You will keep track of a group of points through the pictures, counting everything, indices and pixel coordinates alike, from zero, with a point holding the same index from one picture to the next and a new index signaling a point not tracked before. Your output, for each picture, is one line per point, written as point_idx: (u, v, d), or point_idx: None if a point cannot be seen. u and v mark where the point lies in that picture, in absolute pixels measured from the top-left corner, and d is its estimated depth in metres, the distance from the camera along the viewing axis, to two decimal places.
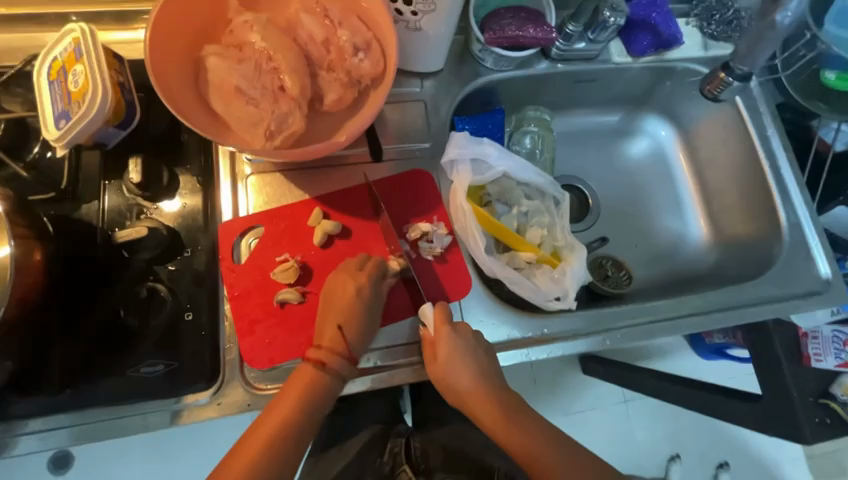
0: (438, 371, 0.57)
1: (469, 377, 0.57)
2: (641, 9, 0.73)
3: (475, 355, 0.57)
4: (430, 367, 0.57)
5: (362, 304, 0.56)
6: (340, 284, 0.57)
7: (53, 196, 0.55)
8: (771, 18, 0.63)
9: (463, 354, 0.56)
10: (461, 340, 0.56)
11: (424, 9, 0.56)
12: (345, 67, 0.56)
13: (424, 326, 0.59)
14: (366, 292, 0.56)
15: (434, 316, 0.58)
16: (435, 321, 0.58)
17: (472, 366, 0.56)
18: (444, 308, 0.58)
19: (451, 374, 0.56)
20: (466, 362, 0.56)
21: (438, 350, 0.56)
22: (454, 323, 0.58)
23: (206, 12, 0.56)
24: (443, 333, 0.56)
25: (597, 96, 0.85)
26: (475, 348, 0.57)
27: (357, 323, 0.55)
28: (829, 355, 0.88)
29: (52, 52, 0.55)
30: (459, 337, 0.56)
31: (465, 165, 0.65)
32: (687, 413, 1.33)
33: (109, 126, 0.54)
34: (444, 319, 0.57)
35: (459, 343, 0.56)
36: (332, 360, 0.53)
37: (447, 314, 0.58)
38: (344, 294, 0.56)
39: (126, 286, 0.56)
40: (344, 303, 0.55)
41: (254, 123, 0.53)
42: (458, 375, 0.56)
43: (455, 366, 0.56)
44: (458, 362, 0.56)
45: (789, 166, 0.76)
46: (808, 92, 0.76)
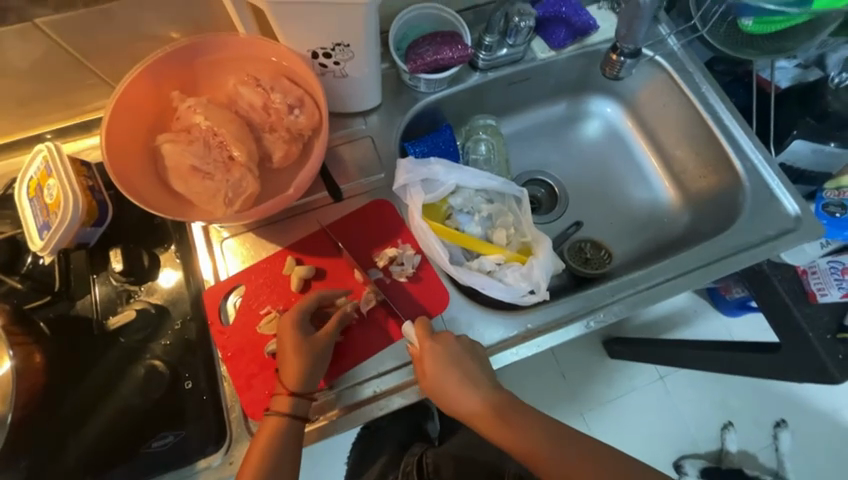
0: (430, 383, 0.58)
1: (460, 383, 0.58)
2: (549, 6, 0.78)
3: (461, 360, 0.58)
4: (423, 382, 0.59)
5: (308, 346, 0.58)
6: (288, 327, 0.59)
7: (48, 299, 0.60)
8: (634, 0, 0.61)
9: (448, 361, 0.57)
10: (445, 349, 0.58)
11: (344, 58, 0.61)
12: (285, 125, 0.61)
13: (412, 344, 0.61)
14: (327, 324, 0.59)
15: (416, 332, 0.61)
16: (418, 336, 0.60)
17: (460, 372, 0.58)
18: (425, 322, 0.61)
19: (441, 383, 0.58)
20: (454, 369, 0.57)
21: (425, 363, 0.58)
22: (435, 334, 0.60)
23: (154, 105, 0.62)
24: (426, 345, 0.59)
25: (537, 92, 0.88)
26: (460, 353, 0.59)
27: (308, 360, 0.57)
28: (832, 286, 0.81)
29: (27, 173, 0.61)
30: (442, 346, 0.58)
31: (417, 188, 0.69)
32: (728, 377, 1.30)
33: (86, 226, 0.60)
34: (426, 334, 0.60)
35: (443, 353, 0.58)
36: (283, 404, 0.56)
37: (428, 328, 0.60)
38: (293, 339, 0.58)
39: (126, 367, 0.60)
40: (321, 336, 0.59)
41: (213, 195, 0.58)
42: (448, 383, 0.58)
43: (443, 375, 0.57)
44: (445, 371, 0.57)
45: (731, 116, 0.79)
46: (732, 42, 0.80)
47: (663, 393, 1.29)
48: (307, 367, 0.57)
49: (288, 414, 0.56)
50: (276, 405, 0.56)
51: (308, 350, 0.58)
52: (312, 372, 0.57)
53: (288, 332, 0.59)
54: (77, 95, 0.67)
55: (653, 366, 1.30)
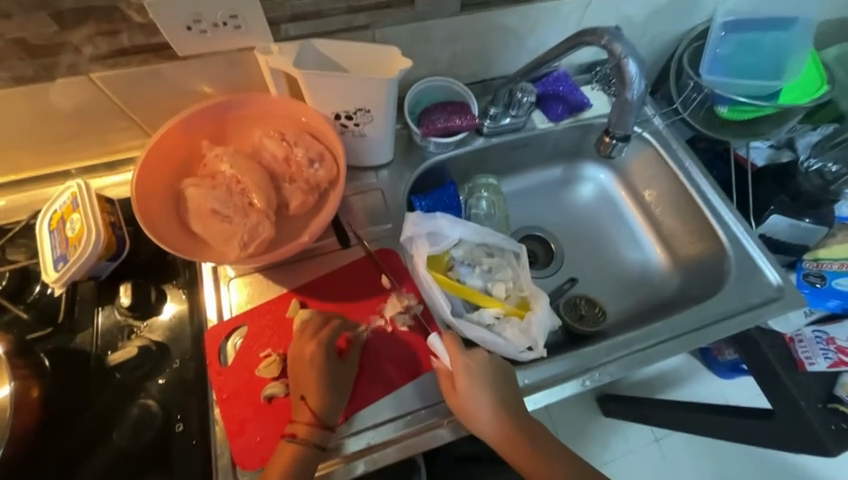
0: (460, 401, 0.59)
1: (491, 404, 0.59)
2: (548, 85, 0.87)
3: (493, 379, 0.61)
4: (451, 396, 0.60)
5: (325, 374, 0.59)
6: (303, 356, 0.60)
7: (50, 331, 0.61)
8: (624, 95, 0.65)
9: (482, 378, 0.60)
10: (478, 363, 0.61)
11: (364, 121, 0.68)
12: (304, 177, 0.66)
13: (438, 358, 0.63)
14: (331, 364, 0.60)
15: (447, 349, 0.63)
16: (449, 352, 0.62)
17: (493, 390, 0.60)
18: (454, 339, 0.63)
19: (472, 402, 0.59)
20: (487, 387, 0.60)
21: (457, 379, 0.60)
22: (467, 351, 0.63)
23: (184, 150, 0.67)
24: (459, 361, 0.61)
25: (536, 156, 0.96)
26: (492, 372, 0.61)
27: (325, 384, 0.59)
28: (818, 356, 0.84)
29: (53, 206, 0.64)
30: (476, 362, 0.61)
31: (422, 240, 0.72)
32: (725, 444, 1.27)
33: (103, 260, 0.62)
34: (458, 350, 0.62)
35: (476, 367, 0.61)
36: (304, 429, 0.57)
37: (458, 344, 0.63)
38: (310, 368, 0.59)
39: (118, 405, 0.59)
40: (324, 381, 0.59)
41: (229, 238, 0.61)
42: (479, 402, 0.59)
43: (477, 393, 0.59)
44: (480, 388, 0.59)
45: (713, 190, 0.85)
46: (710, 123, 0.89)
47: (660, 457, 1.25)
48: (326, 396, 0.58)
49: (305, 440, 0.56)
50: (300, 432, 0.56)
51: (325, 378, 0.59)
52: (330, 398, 0.59)
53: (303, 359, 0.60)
54: (111, 137, 0.72)
55: (649, 427, 1.27)
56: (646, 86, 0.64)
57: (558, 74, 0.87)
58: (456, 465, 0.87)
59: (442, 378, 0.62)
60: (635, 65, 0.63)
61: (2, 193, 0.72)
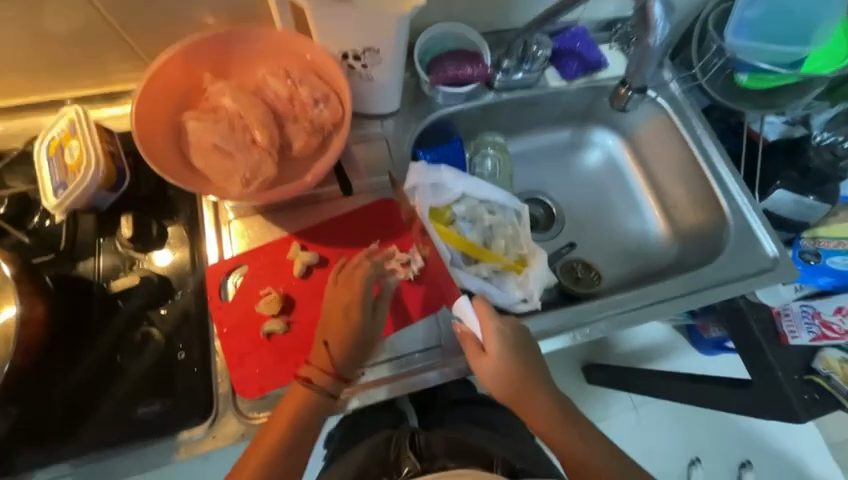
0: (487, 364, 0.60)
1: (516, 369, 0.60)
2: (566, 40, 0.84)
3: (522, 346, 0.62)
4: (475, 356, 0.61)
5: (354, 330, 0.58)
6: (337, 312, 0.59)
7: (53, 257, 0.61)
8: (646, 41, 0.65)
9: (509, 343, 0.61)
10: (508, 329, 0.62)
11: (372, 62, 0.65)
12: (308, 117, 0.64)
13: (462, 321, 0.64)
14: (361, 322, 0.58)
15: (477, 313, 0.63)
16: (479, 316, 0.62)
17: (518, 354, 0.61)
18: (486, 302, 0.63)
19: (499, 366, 0.60)
20: (514, 353, 0.61)
21: (487, 342, 0.61)
22: (499, 316, 0.63)
23: (184, 82, 0.65)
24: (491, 324, 0.61)
25: (545, 117, 0.93)
26: (520, 339, 0.62)
27: (348, 342, 0.58)
28: (802, 329, 0.87)
29: (50, 133, 0.63)
30: (507, 327, 0.62)
31: (426, 190, 0.72)
32: (701, 414, 1.33)
33: (102, 190, 0.61)
34: (490, 315, 0.62)
35: (506, 332, 0.61)
36: (318, 376, 0.57)
37: (489, 309, 0.63)
38: (343, 315, 0.58)
39: (121, 331, 0.60)
40: (342, 335, 0.58)
41: (232, 174, 0.60)
42: (506, 367, 0.60)
43: (504, 358, 0.60)
44: (509, 353, 0.60)
45: (721, 160, 0.84)
46: (727, 92, 0.87)
47: (635, 421, 1.32)
48: (348, 347, 0.58)
49: (317, 386, 0.57)
50: (313, 378, 0.57)
51: (352, 331, 0.58)
52: (350, 351, 0.58)
53: (339, 309, 0.59)
54: (106, 66, 0.69)
55: (628, 394, 1.33)
56: (670, 33, 0.64)
57: (575, 30, 0.84)
58: (447, 404, 0.90)
59: (466, 339, 0.63)
60: (662, 7, 0.61)
61: None
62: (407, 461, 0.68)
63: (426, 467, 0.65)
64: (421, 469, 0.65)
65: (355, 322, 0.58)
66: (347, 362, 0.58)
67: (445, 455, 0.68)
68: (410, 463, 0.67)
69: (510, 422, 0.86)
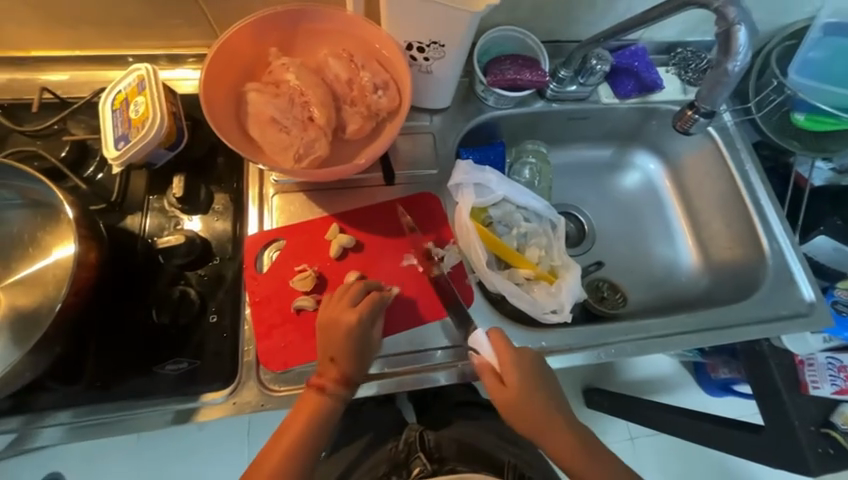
0: (509, 397, 0.59)
1: (538, 401, 0.60)
2: (624, 58, 0.84)
3: (538, 376, 0.61)
4: (496, 389, 0.60)
5: (355, 339, 0.58)
6: (338, 319, 0.59)
7: (104, 207, 0.63)
8: (723, 67, 0.63)
9: (526, 372, 0.60)
10: (524, 359, 0.61)
11: (435, 56, 0.65)
12: (366, 102, 0.64)
13: (478, 352, 0.63)
14: (361, 330, 0.59)
15: (491, 342, 0.62)
16: (495, 347, 0.62)
17: (533, 384, 0.60)
18: (501, 334, 0.63)
19: (522, 398, 0.59)
20: (535, 383, 0.60)
21: (506, 375, 0.60)
22: (514, 347, 0.62)
23: (250, 53, 0.66)
24: (509, 354, 0.61)
25: (590, 132, 0.93)
26: (536, 371, 0.61)
27: (352, 352, 0.58)
28: (825, 381, 0.85)
29: (117, 87, 0.65)
30: (522, 357, 0.61)
31: (469, 189, 0.73)
32: (697, 451, 1.31)
33: (161, 148, 0.63)
34: (506, 345, 0.62)
35: (522, 362, 0.61)
36: (332, 384, 0.57)
37: (506, 340, 0.62)
38: (340, 332, 0.58)
39: (160, 287, 0.61)
40: (344, 344, 0.58)
41: (285, 148, 0.61)
42: (529, 399, 0.59)
43: (523, 389, 0.59)
44: (530, 386, 0.59)
45: (767, 198, 0.83)
46: (780, 130, 0.85)
47: (631, 453, 1.30)
48: (356, 362, 0.58)
49: (332, 394, 0.57)
50: (330, 387, 0.57)
51: (354, 340, 0.58)
52: (359, 360, 0.59)
53: (335, 329, 0.58)
54: (175, 29, 0.71)
55: (626, 424, 1.32)
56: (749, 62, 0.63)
57: (635, 49, 0.84)
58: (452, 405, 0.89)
59: (484, 372, 0.62)
60: (746, 33, 0.60)
61: (62, 68, 0.72)
62: (417, 461, 0.69)
63: (437, 469, 0.67)
64: (432, 470, 0.66)
65: (356, 336, 0.58)
66: (354, 369, 0.58)
67: (455, 458, 0.71)
68: (420, 463, 0.68)
69: None
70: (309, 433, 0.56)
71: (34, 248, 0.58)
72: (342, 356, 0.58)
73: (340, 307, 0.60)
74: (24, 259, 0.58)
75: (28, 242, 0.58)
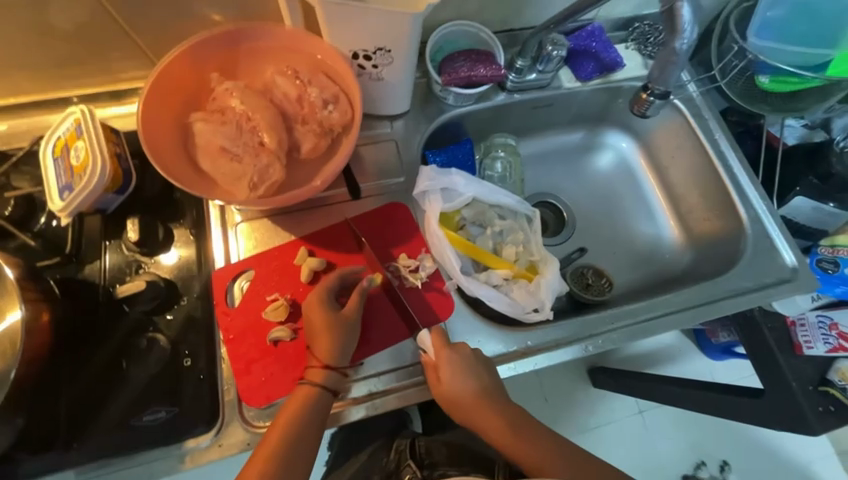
0: (444, 390, 0.60)
1: (473, 391, 0.60)
2: (580, 40, 0.82)
3: (480, 371, 0.61)
4: (438, 387, 0.61)
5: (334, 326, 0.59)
6: (314, 306, 0.60)
7: (58, 260, 0.60)
8: (670, 46, 0.62)
9: (465, 369, 0.60)
10: (460, 358, 0.60)
11: (383, 62, 0.63)
12: (317, 119, 0.62)
13: (425, 351, 0.62)
14: (333, 317, 0.59)
15: (432, 342, 0.62)
16: (434, 344, 0.62)
17: (475, 379, 0.60)
18: (442, 332, 0.63)
19: (458, 394, 0.60)
20: (473, 378, 0.60)
21: (440, 370, 0.60)
22: (451, 344, 0.62)
23: (192, 82, 0.64)
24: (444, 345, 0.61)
25: (558, 118, 0.91)
26: (474, 363, 0.61)
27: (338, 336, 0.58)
28: (819, 341, 0.85)
29: (56, 133, 0.62)
30: (458, 354, 0.60)
31: (436, 195, 0.71)
32: (705, 418, 1.32)
33: (109, 193, 0.60)
34: (443, 342, 0.62)
35: (457, 360, 0.60)
36: (315, 373, 0.57)
37: (445, 337, 0.62)
38: (315, 321, 0.59)
39: (127, 337, 0.59)
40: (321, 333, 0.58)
41: (238, 178, 0.59)
42: (464, 393, 0.59)
43: (459, 383, 0.59)
44: (461, 379, 0.59)
45: (740, 166, 0.82)
46: (746, 95, 0.84)
47: (640, 427, 1.30)
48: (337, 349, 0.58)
49: (321, 384, 0.57)
50: (311, 376, 0.57)
51: (332, 326, 0.58)
52: (343, 347, 0.58)
53: (320, 321, 0.59)
54: (112, 64, 0.68)
55: (634, 399, 1.32)
56: (696, 36, 0.62)
57: (592, 29, 0.82)
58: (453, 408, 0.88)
59: (428, 370, 0.62)
60: (690, 8, 0.59)
61: (2, 118, 0.69)
62: (407, 469, 0.69)
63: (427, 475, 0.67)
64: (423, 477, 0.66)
65: (330, 325, 0.59)
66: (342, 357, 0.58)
67: (446, 461, 0.69)
68: (410, 472, 0.68)
69: None
70: (278, 461, 0.53)
71: None
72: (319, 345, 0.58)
73: (313, 299, 0.60)
74: None
75: None
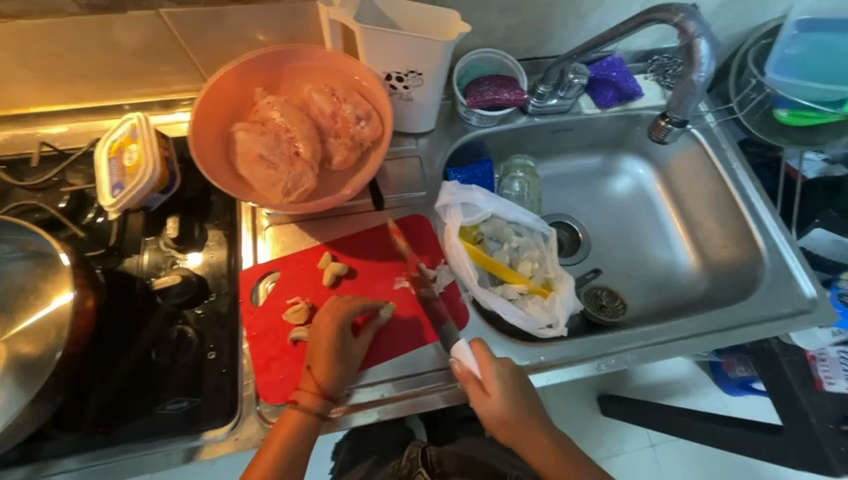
0: (490, 406, 0.60)
1: (519, 411, 0.61)
2: (601, 70, 0.86)
3: (524, 388, 0.62)
4: (479, 402, 0.61)
5: (338, 349, 0.60)
6: (326, 329, 0.60)
7: (102, 252, 0.65)
8: (689, 78, 0.65)
9: (510, 384, 0.61)
10: (507, 371, 0.61)
11: (414, 84, 0.68)
12: (349, 133, 0.66)
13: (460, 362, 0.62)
14: (337, 341, 0.60)
15: (475, 357, 0.62)
16: (478, 359, 0.62)
17: (520, 396, 0.61)
18: (483, 346, 0.62)
19: (502, 410, 0.60)
20: (518, 394, 0.61)
21: (487, 382, 0.60)
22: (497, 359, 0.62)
23: (237, 95, 0.69)
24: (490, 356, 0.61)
25: (576, 143, 0.94)
26: (518, 378, 0.62)
27: (338, 359, 0.60)
28: (840, 377, 0.81)
29: (111, 136, 0.68)
30: (504, 368, 0.62)
31: (457, 209, 0.74)
32: (721, 456, 1.27)
33: (154, 192, 0.65)
34: (487, 357, 0.61)
35: (504, 373, 0.61)
36: (308, 397, 0.58)
37: (488, 352, 0.62)
38: (323, 341, 0.60)
39: (159, 328, 0.63)
40: (326, 357, 0.59)
41: (273, 184, 0.63)
42: (508, 409, 0.60)
43: (504, 397, 0.60)
44: (511, 395, 0.60)
45: (757, 195, 0.83)
46: (765, 127, 0.86)
47: (652, 461, 1.26)
48: (335, 371, 0.59)
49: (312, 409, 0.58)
50: (303, 400, 0.58)
51: (336, 350, 0.60)
52: (339, 371, 0.60)
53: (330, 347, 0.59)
54: (164, 77, 0.74)
55: (646, 431, 1.29)
56: (713, 70, 0.64)
57: (612, 60, 0.86)
58: (461, 423, 0.88)
59: (468, 384, 0.61)
60: (707, 45, 0.62)
61: (62, 120, 0.76)
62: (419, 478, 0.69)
63: None
64: None
65: (336, 346, 0.60)
66: (337, 379, 0.59)
67: (457, 473, 0.70)
68: None
69: None
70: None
71: (35, 297, 0.61)
72: (319, 369, 0.59)
73: (330, 318, 0.61)
74: (27, 309, 0.60)
75: (31, 291, 0.61)
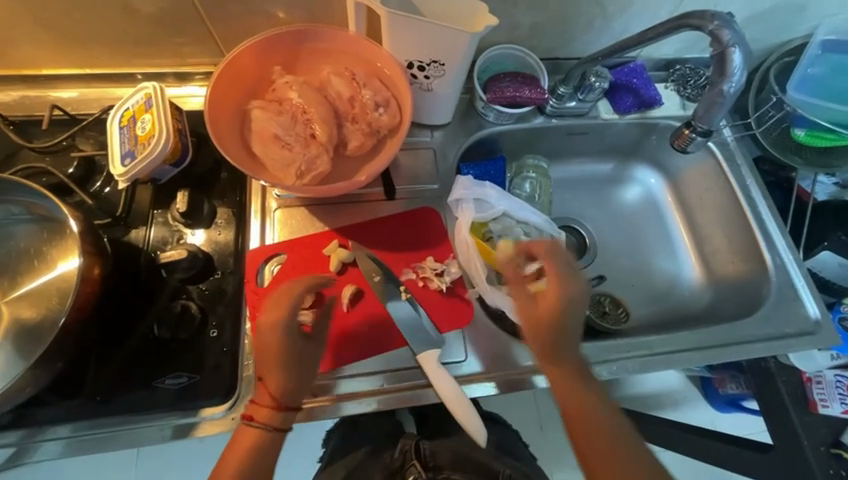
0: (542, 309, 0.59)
1: (560, 323, 0.58)
2: (623, 76, 0.85)
3: (567, 300, 0.59)
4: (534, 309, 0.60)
5: (285, 353, 0.55)
6: (270, 327, 0.56)
7: (109, 221, 0.64)
8: (719, 87, 0.65)
9: (564, 290, 0.59)
10: (570, 285, 0.59)
11: (436, 74, 0.67)
12: (367, 119, 0.65)
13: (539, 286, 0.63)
14: (291, 343, 0.55)
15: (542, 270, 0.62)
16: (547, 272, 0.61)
17: (562, 301, 0.59)
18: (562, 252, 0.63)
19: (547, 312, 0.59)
20: (569, 304, 0.59)
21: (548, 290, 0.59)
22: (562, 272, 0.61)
23: (255, 72, 0.68)
24: (549, 297, 0.59)
25: (589, 147, 0.93)
26: (570, 292, 0.59)
27: (290, 367, 0.55)
28: (834, 400, 0.79)
29: (125, 104, 0.66)
30: (560, 275, 0.60)
31: (469, 204, 0.73)
32: (704, 470, 1.28)
33: (166, 164, 0.64)
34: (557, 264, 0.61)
35: (567, 286, 0.59)
36: (261, 413, 0.55)
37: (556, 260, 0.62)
38: (268, 338, 0.55)
39: (162, 301, 0.62)
40: (275, 365, 0.55)
41: (287, 164, 0.62)
42: (549, 309, 0.59)
43: (557, 301, 0.58)
44: (563, 301, 0.59)
45: (769, 213, 0.83)
46: (781, 146, 0.85)
47: None
48: (286, 378, 0.55)
49: (263, 424, 0.54)
50: (258, 416, 0.55)
51: (286, 357, 0.55)
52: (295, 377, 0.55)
53: (266, 347, 0.55)
54: (182, 48, 0.73)
55: None
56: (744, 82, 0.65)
57: (634, 66, 0.85)
58: None
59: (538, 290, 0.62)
60: (740, 55, 0.62)
61: (74, 86, 0.75)
62: (412, 470, 0.69)
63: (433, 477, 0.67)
64: None
65: (289, 349, 0.55)
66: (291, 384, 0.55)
67: (451, 467, 0.71)
68: (415, 473, 0.68)
69: (521, 448, 0.83)
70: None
71: (38, 262, 0.60)
72: (269, 374, 0.55)
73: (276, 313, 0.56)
74: (29, 273, 0.59)
75: (34, 255, 0.60)
